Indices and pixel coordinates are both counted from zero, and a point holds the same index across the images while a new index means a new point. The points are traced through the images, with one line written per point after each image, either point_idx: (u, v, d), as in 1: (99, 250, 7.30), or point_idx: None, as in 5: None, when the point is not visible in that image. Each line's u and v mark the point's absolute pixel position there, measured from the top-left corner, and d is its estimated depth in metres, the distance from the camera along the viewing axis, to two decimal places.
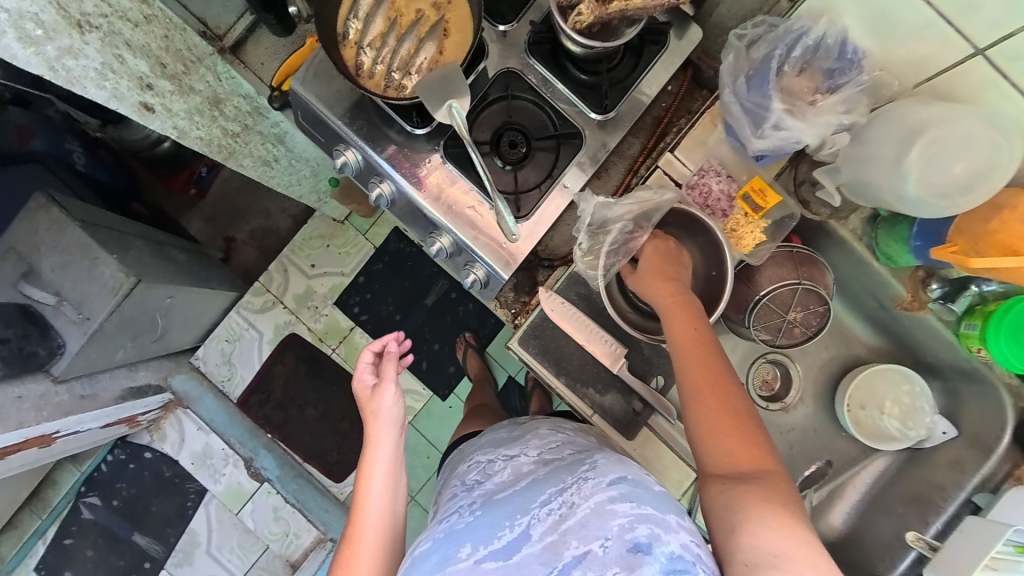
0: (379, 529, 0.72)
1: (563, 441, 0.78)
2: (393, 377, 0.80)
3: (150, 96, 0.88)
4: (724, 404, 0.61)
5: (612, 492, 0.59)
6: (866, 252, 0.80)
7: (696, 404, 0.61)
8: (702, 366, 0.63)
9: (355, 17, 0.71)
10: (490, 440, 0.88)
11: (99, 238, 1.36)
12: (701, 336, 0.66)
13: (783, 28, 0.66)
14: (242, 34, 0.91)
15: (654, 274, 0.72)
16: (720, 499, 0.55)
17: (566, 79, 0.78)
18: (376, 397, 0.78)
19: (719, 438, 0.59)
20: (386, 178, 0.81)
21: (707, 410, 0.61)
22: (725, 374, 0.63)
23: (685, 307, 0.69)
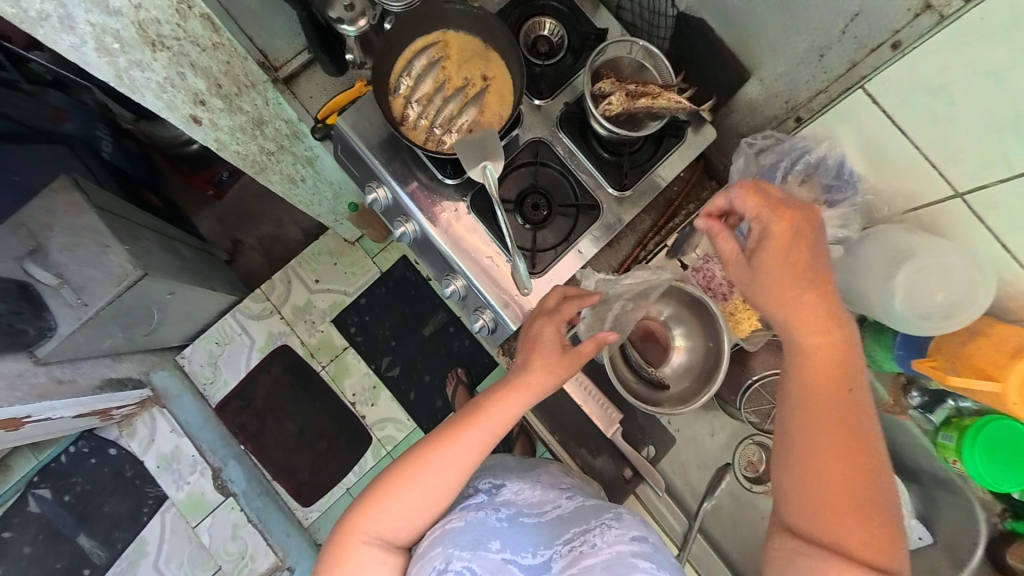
0: (468, 467, 0.66)
1: (574, 486, 0.77)
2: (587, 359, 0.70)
3: (200, 110, 0.94)
4: (849, 476, 0.55)
5: (635, 546, 0.60)
6: None
7: (815, 477, 0.56)
8: (837, 442, 0.56)
9: (408, 74, 0.78)
10: (508, 463, 0.85)
11: (114, 227, 1.39)
12: (845, 395, 0.57)
13: (788, 144, 0.74)
14: (297, 68, 0.96)
15: (788, 297, 0.58)
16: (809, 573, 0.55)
17: (590, 154, 0.84)
18: (566, 359, 0.68)
19: (831, 515, 0.55)
20: (411, 219, 0.85)
21: (829, 486, 0.55)
22: (865, 445, 0.56)
23: (821, 332, 0.57)
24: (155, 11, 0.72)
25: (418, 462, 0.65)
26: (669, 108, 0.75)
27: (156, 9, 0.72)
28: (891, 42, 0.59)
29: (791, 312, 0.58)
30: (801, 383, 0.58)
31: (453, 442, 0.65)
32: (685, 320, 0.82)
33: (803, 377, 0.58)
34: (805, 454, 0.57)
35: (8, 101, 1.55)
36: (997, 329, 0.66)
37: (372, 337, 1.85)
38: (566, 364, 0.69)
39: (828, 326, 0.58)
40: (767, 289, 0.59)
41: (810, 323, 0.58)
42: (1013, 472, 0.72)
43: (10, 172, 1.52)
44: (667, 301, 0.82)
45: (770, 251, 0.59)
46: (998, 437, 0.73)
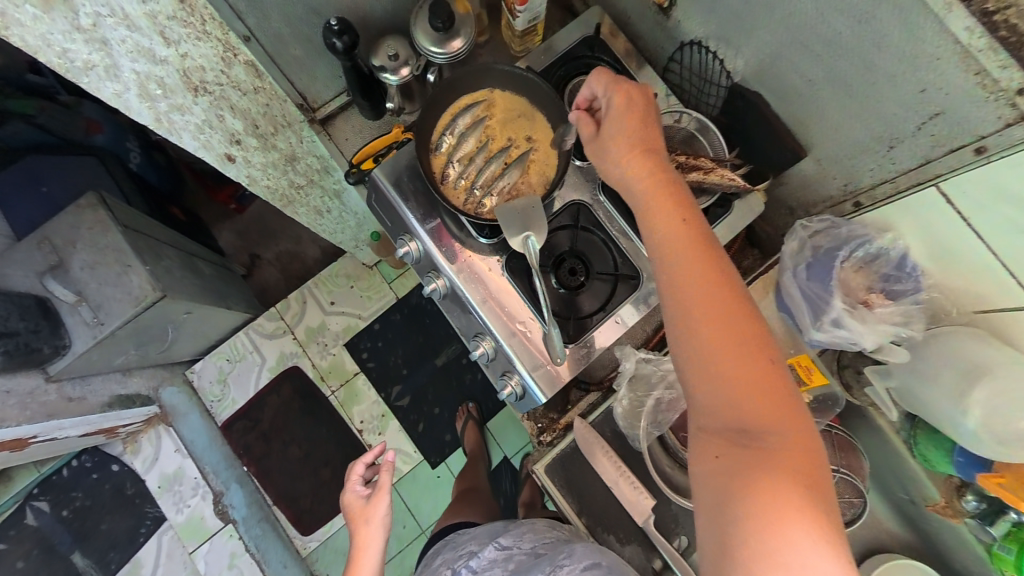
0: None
1: (558, 539, 0.83)
2: (387, 490, 0.88)
3: (235, 150, 0.92)
4: (734, 348, 0.52)
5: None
6: (904, 448, 0.78)
7: (705, 364, 0.53)
8: (712, 316, 0.53)
9: (450, 132, 0.76)
10: (485, 530, 0.93)
11: (136, 246, 1.38)
12: (709, 254, 0.56)
13: (846, 231, 0.70)
14: (335, 109, 0.97)
15: (645, 165, 0.62)
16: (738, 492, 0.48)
17: (631, 220, 0.81)
18: (368, 509, 0.86)
19: (731, 404, 0.51)
20: (443, 276, 0.82)
21: (718, 365, 0.52)
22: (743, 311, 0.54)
23: (670, 196, 0.60)
24: (201, 59, 0.73)
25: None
26: (720, 183, 0.72)
27: (201, 57, 0.73)
28: (974, 146, 0.53)
29: (646, 186, 0.61)
30: (669, 254, 0.57)
31: None
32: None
33: (665, 249, 0.58)
34: (686, 341, 0.55)
35: (43, 113, 1.61)
36: None
37: (384, 364, 1.82)
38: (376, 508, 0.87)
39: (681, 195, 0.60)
40: (625, 168, 0.62)
41: (662, 192, 0.60)
42: None
43: (43, 184, 1.56)
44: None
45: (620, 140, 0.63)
46: None
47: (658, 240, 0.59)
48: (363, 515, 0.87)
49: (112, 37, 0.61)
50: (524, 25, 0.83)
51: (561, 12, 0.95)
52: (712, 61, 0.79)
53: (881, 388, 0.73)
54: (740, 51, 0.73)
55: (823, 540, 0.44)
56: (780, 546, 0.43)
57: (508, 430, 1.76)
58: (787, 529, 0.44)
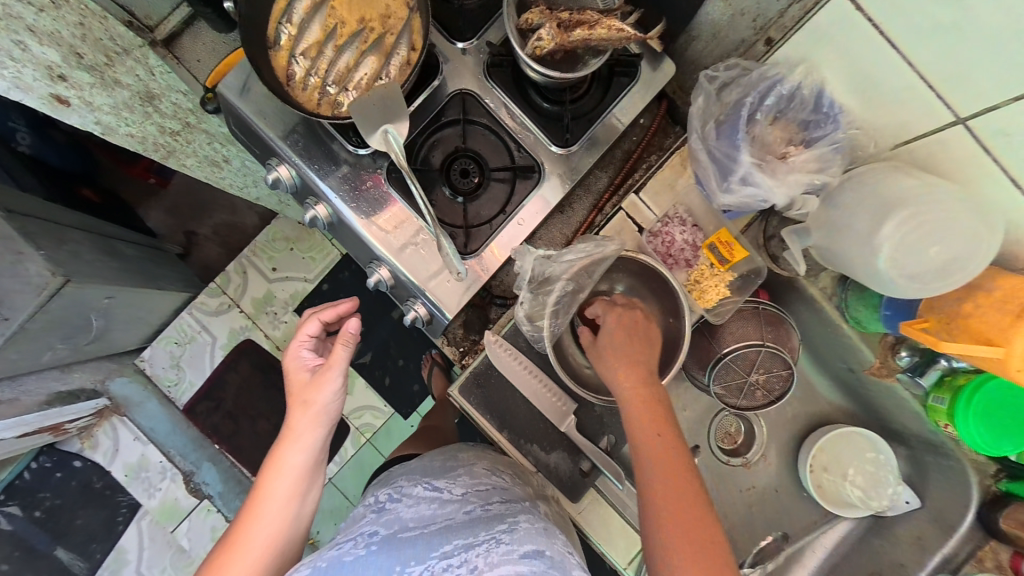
0: (273, 529, 0.68)
1: (494, 486, 0.69)
2: (336, 367, 0.75)
3: (62, 88, 0.78)
4: (670, 449, 0.58)
5: (521, 565, 0.52)
6: (835, 314, 0.74)
7: (648, 458, 0.57)
8: (661, 424, 0.59)
9: (289, 21, 0.62)
10: (419, 468, 0.79)
11: (27, 231, 1.23)
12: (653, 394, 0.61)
13: (757, 74, 0.61)
14: (177, 27, 0.81)
15: (614, 315, 0.67)
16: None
17: (528, 106, 0.71)
18: (312, 384, 0.74)
19: (665, 492, 0.55)
20: (323, 201, 0.72)
21: (656, 461, 0.57)
22: (674, 444, 0.58)
23: (636, 325, 0.66)
24: None
25: (216, 565, 0.66)
26: (609, 40, 0.61)
27: None
28: None
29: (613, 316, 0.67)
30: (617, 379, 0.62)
31: (246, 529, 0.68)
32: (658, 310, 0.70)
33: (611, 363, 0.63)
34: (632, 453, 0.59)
35: None
36: (1002, 281, 0.56)
37: None
38: (318, 385, 0.75)
39: (641, 345, 0.65)
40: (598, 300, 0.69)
41: (624, 333, 0.65)
42: (1013, 437, 0.66)
43: None
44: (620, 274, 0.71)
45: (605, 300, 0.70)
46: (994, 398, 0.66)
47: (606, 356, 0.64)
48: (305, 393, 0.75)
49: None
50: None
51: None
52: None
53: (800, 251, 0.66)
54: None
55: None
56: None
57: None
58: None
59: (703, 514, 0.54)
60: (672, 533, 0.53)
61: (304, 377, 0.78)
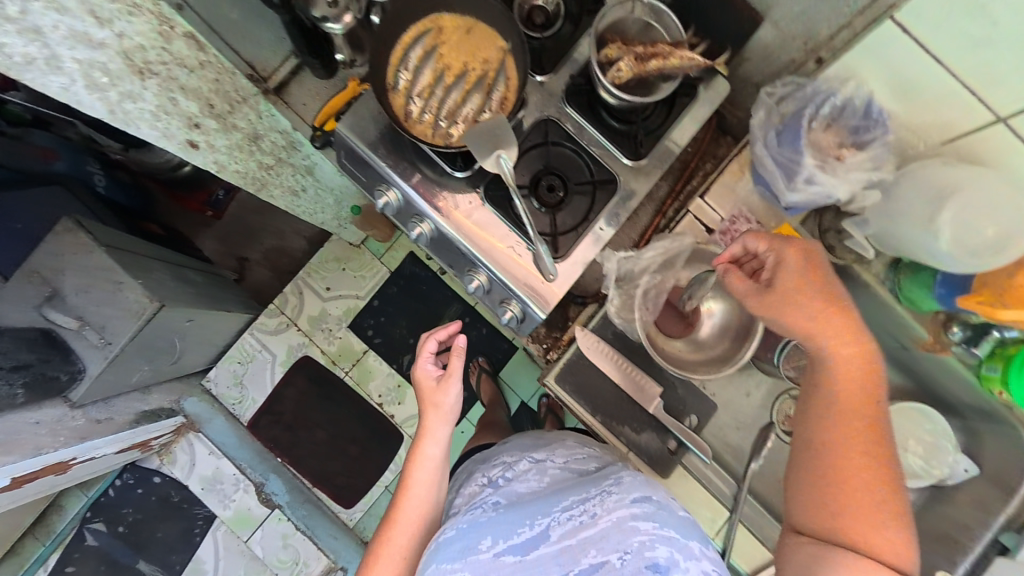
0: (420, 511, 0.79)
1: (590, 454, 0.81)
2: (458, 376, 0.82)
3: (196, 135, 0.90)
4: (863, 450, 0.61)
5: (635, 509, 0.62)
6: (888, 295, 0.83)
7: (834, 456, 0.61)
8: (853, 424, 0.62)
9: (405, 68, 0.75)
10: (518, 443, 0.90)
11: (123, 262, 1.34)
12: (853, 346, 0.63)
13: (811, 88, 0.72)
14: (287, 75, 0.91)
15: (797, 258, 0.65)
16: (820, 520, 0.62)
17: (601, 126, 0.82)
18: (439, 391, 0.81)
19: (849, 490, 0.60)
20: (426, 218, 0.83)
21: (847, 461, 0.61)
22: (867, 400, 0.62)
23: (840, 316, 0.63)
24: (138, 37, 0.69)
25: (379, 545, 0.77)
26: (680, 67, 0.73)
27: (139, 35, 0.69)
28: None
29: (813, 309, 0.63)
30: (820, 332, 0.63)
31: (397, 517, 0.78)
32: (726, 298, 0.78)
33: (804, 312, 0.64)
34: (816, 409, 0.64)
35: None
36: None
37: (391, 337, 1.86)
38: (445, 392, 0.82)
39: (831, 289, 0.64)
40: (797, 279, 0.64)
41: (810, 273, 0.65)
42: None
43: (14, 221, 1.45)
44: (699, 270, 0.77)
45: (801, 277, 0.65)
46: None
47: (800, 300, 0.64)
48: (432, 398, 0.82)
49: (45, 24, 0.59)
50: None
51: None
52: None
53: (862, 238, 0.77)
54: None
55: None
56: None
57: (520, 377, 1.85)
58: None
59: (878, 479, 0.60)
60: (843, 485, 0.60)
61: (429, 384, 0.85)
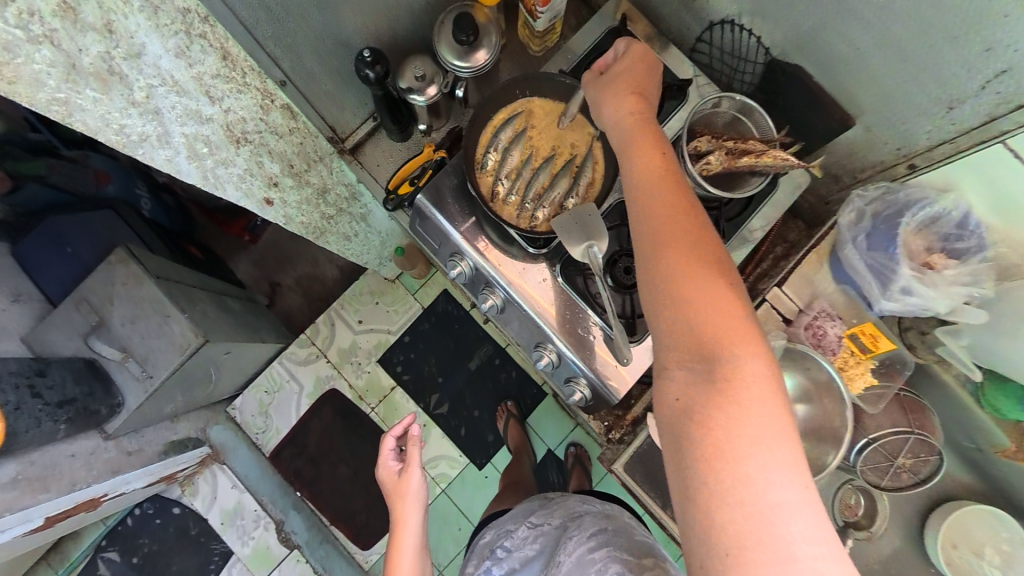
0: None
1: (587, 510, 0.87)
2: (417, 462, 0.89)
3: (272, 192, 0.90)
4: (687, 242, 0.51)
5: (589, 543, 0.72)
6: (968, 398, 0.84)
7: (658, 255, 0.52)
8: (674, 212, 0.53)
9: (494, 149, 0.76)
10: (522, 509, 0.97)
11: (172, 295, 1.35)
12: (652, 131, 0.59)
13: (903, 195, 0.74)
14: (364, 136, 0.96)
15: (637, 49, 0.64)
16: (669, 347, 0.50)
17: None
18: (403, 482, 0.87)
19: (682, 295, 0.49)
20: (498, 290, 0.83)
21: (673, 259, 0.51)
22: (683, 190, 0.55)
23: (641, 104, 0.61)
24: (242, 111, 0.71)
25: None
26: (772, 165, 0.72)
27: (242, 108, 0.70)
28: None
29: (625, 113, 0.61)
30: (627, 135, 0.60)
31: None
32: (814, 399, 0.78)
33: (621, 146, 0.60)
34: (636, 222, 0.55)
35: (54, 172, 1.54)
36: None
37: (419, 374, 1.83)
38: (409, 480, 0.88)
39: (643, 82, 0.63)
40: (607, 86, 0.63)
41: (639, 64, 0.64)
42: None
43: (67, 245, 1.49)
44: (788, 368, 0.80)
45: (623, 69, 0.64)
46: None
47: (618, 128, 0.61)
48: (398, 490, 0.88)
49: (164, 105, 0.60)
50: (544, 25, 0.84)
51: (579, 7, 0.96)
52: (746, 37, 0.80)
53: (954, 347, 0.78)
54: (779, 25, 0.74)
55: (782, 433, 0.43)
56: (743, 441, 0.42)
57: (548, 423, 1.81)
58: (740, 424, 0.43)
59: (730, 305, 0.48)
60: (682, 290, 0.49)
61: (394, 480, 0.91)
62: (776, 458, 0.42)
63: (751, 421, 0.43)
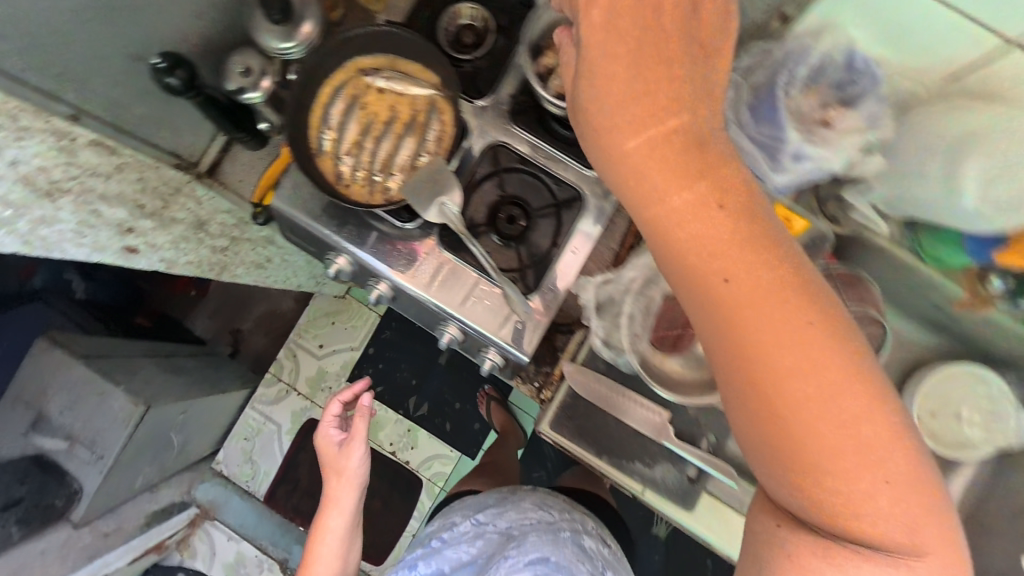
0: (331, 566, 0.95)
1: (536, 521, 1.04)
2: (360, 437, 0.93)
3: (132, 239, 0.86)
4: (774, 319, 0.42)
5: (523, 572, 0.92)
6: (910, 257, 0.75)
7: (734, 344, 0.43)
8: (750, 281, 0.42)
9: (328, 128, 0.69)
10: (476, 503, 1.15)
11: (105, 370, 1.27)
12: (692, 161, 0.44)
13: (782, 52, 0.69)
14: (217, 155, 0.89)
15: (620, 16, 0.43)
16: (758, 448, 0.44)
17: (553, 140, 0.75)
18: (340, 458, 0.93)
19: (787, 395, 0.42)
20: (382, 278, 0.75)
21: (762, 351, 0.42)
22: (746, 241, 0.43)
23: (659, 111, 0.44)
24: (36, 159, 0.64)
25: None
26: None
27: (38, 156, 0.64)
28: None
29: (631, 122, 0.44)
30: (639, 164, 0.44)
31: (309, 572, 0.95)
32: None
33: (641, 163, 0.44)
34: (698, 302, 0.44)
35: None
36: None
37: (394, 383, 1.76)
38: (346, 456, 0.93)
39: (651, 53, 0.43)
40: (598, 85, 0.44)
41: (612, 28, 0.43)
42: None
43: None
44: None
45: (602, 49, 0.44)
46: None
47: (625, 153, 0.44)
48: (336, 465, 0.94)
49: None
50: None
51: None
52: None
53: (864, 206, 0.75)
54: None
55: (911, 512, 0.42)
56: (868, 530, 0.42)
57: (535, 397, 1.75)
58: (866, 521, 0.41)
59: (841, 373, 0.41)
60: (774, 385, 0.42)
61: (334, 450, 0.96)
62: (897, 527, 0.42)
63: (873, 513, 0.41)
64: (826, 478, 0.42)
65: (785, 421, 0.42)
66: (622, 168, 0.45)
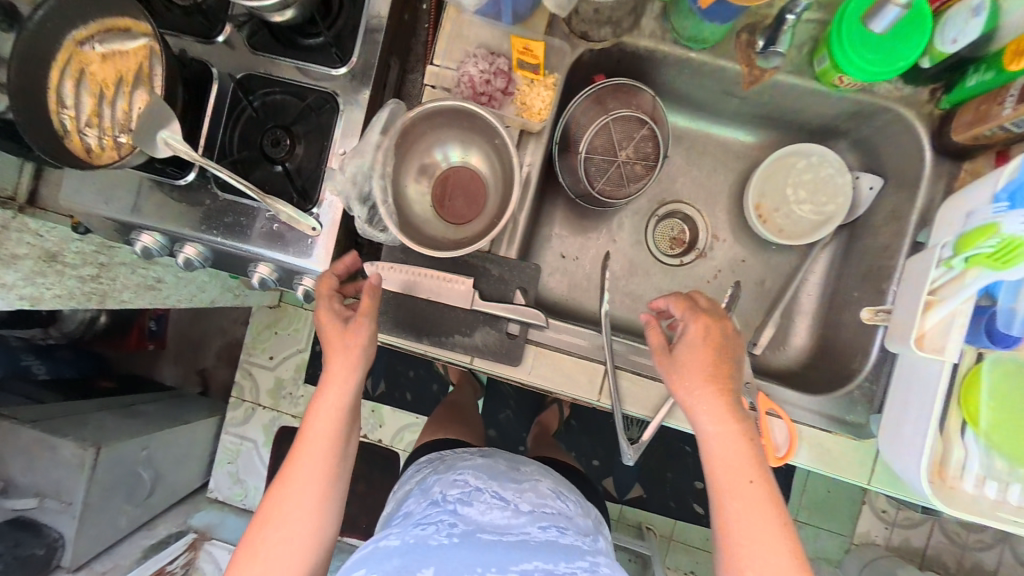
0: (319, 468, 0.67)
1: (558, 511, 0.80)
2: (369, 305, 0.69)
3: None
4: (752, 461, 0.60)
5: None
6: (676, 48, 0.74)
7: (735, 474, 0.60)
8: (747, 463, 0.60)
9: (66, 106, 0.70)
10: (483, 465, 0.86)
11: (51, 428, 1.33)
12: (721, 370, 0.64)
13: None
14: (30, 184, 0.90)
15: (702, 324, 0.65)
16: (726, 528, 0.60)
17: (295, 52, 0.75)
18: (348, 327, 0.69)
19: (753, 497, 0.59)
20: (189, 241, 0.77)
21: (748, 472, 0.60)
22: (756, 452, 0.61)
23: (721, 360, 0.64)
24: None
25: (260, 511, 0.65)
26: None
27: None
28: None
29: (694, 340, 0.65)
30: (690, 377, 0.63)
31: (291, 470, 0.66)
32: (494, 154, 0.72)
33: (690, 358, 0.64)
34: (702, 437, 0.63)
35: None
36: None
37: None
38: (354, 328, 0.70)
39: (725, 349, 0.65)
40: (688, 356, 0.64)
41: (708, 343, 0.64)
42: (900, 44, 0.66)
43: None
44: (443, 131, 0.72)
45: (693, 353, 0.64)
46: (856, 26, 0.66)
47: (691, 365, 0.64)
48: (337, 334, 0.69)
49: None
50: None
51: None
52: None
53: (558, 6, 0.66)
54: None
55: None
56: None
57: None
58: None
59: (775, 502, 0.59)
60: (748, 487, 0.59)
61: (333, 320, 0.71)
62: None
63: None
64: (769, 544, 0.57)
65: (728, 495, 0.60)
66: (686, 378, 0.64)
